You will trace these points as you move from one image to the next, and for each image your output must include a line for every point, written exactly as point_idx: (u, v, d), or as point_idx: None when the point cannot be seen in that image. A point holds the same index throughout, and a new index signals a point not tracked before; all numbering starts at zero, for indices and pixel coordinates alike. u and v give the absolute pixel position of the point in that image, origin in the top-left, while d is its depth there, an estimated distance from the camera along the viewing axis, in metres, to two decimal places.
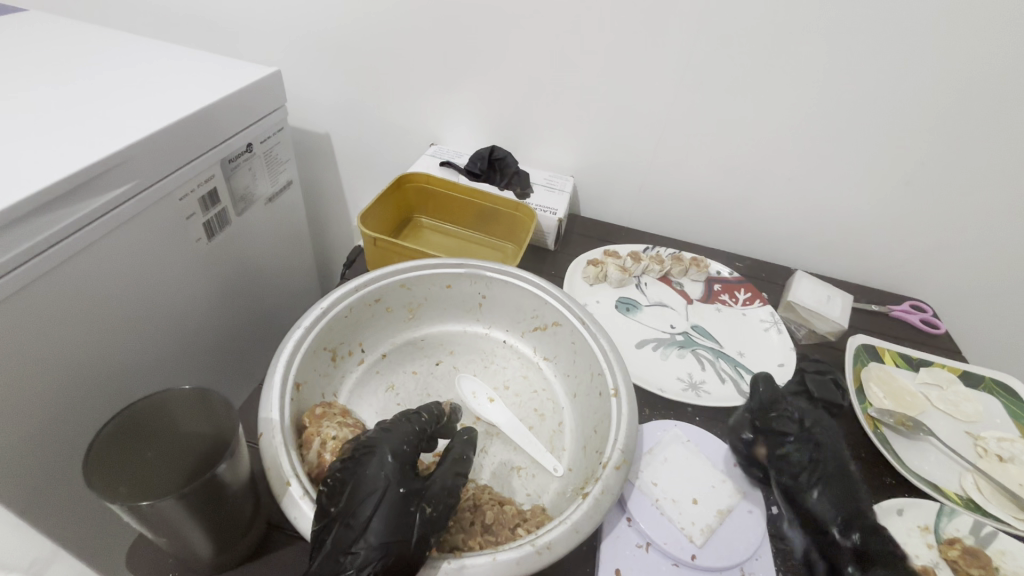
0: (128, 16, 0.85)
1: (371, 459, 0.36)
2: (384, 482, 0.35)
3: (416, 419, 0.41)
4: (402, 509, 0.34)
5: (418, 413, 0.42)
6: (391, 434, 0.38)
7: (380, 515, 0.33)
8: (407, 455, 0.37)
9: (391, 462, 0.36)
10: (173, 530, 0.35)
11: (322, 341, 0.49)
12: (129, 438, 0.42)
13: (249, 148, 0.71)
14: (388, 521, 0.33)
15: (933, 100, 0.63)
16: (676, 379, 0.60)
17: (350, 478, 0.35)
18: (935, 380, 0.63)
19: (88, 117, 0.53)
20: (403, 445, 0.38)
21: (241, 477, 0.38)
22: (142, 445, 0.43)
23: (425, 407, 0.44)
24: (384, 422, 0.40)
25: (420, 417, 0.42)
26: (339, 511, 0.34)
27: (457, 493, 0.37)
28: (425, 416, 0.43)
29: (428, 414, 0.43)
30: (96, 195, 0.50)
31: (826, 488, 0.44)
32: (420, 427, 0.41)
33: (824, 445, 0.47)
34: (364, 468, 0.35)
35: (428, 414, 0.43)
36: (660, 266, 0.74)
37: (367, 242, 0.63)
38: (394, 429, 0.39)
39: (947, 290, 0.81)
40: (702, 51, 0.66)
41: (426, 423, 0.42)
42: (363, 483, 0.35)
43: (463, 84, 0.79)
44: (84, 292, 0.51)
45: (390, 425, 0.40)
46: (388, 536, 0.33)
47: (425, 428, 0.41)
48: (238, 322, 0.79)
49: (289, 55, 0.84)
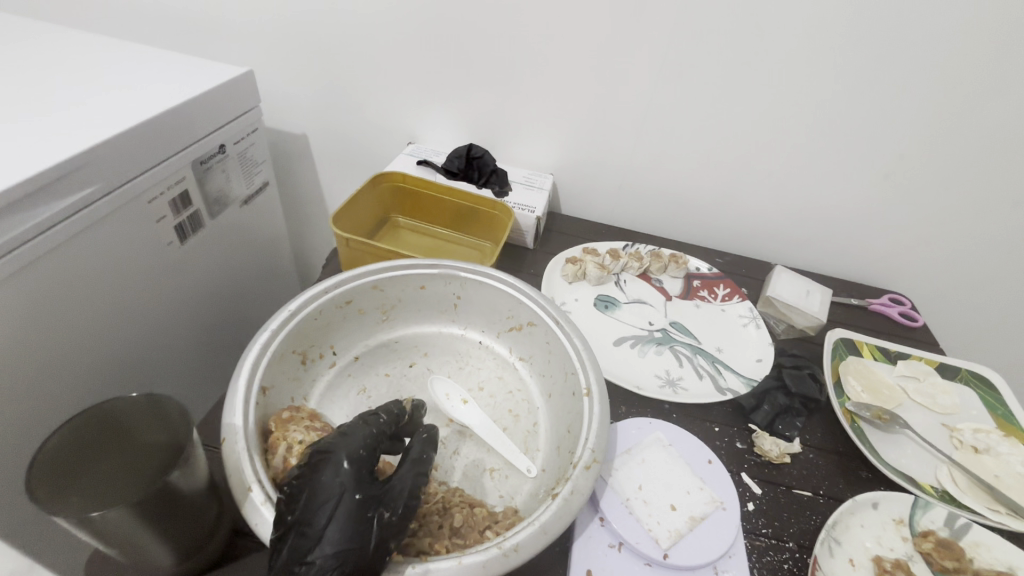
0: (95, 15, 0.83)
1: (327, 465, 0.35)
2: (339, 489, 0.34)
3: (374, 421, 0.40)
4: (357, 517, 0.33)
5: (376, 415, 0.41)
6: (349, 438, 0.37)
7: (338, 519, 0.33)
8: (364, 460, 0.36)
9: (349, 467, 0.35)
10: (127, 542, 0.34)
11: (290, 345, 0.48)
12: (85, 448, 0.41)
13: (222, 149, 0.70)
14: (346, 528, 0.33)
15: (904, 95, 0.63)
16: (654, 376, 0.60)
17: (305, 486, 0.34)
18: (911, 372, 0.63)
19: (46, 120, 0.52)
20: (360, 449, 0.37)
21: (199, 484, 0.36)
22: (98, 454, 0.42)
23: (385, 407, 0.43)
24: (341, 425, 0.39)
25: (379, 419, 0.41)
26: (294, 520, 0.33)
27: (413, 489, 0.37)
28: (384, 417, 0.41)
29: (387, 416, 0.42)
30: (60, 198, 0.49)
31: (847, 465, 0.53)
32: (379, 429, 0.40)
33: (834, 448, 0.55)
34: (319, 476, 0.34)
35: (386, 415, 0.42)
36: (640, 263, 0.73)
37: (340, 243, 0.62)
38: (351, 432, 0.38)
39: (925, 284, 0.82)
40: (675, 48, 0.66)
41: (385, 425, 0.41)
42: (317, 491, 0.34)
43: (438, 80, 0.78)
44: (48, 299, 0.50)
45: (350, 429, 0.39)
46: (347, 543, 0.32)
47: (384, 430, 0.40)
48: (214, 327, 0.78)
49: (263, 55, 0.82)
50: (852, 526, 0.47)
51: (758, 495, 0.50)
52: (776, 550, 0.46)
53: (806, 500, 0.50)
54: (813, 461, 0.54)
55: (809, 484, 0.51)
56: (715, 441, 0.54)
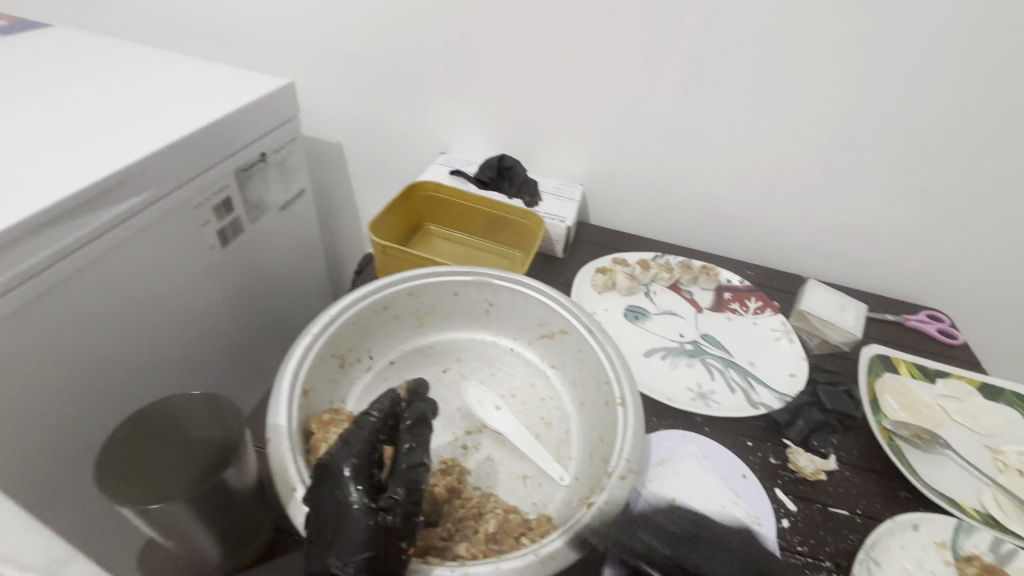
0: (147, 29, 0.88)
1: (327, 478, 0.36)
2: (341, 501, 0.34)
3: (366, 422, 0.39)
4: (365, 523, 0.34)
5: (368, 414, 0.40)
6: (347, 446, 0.37)
7: (348, 528, 0.33)
8: (361, 466, 0.36)
9: (348, 476, 0.35)
10: (181, 533, 0.37)
11: (331, 348, 0.50)
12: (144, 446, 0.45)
13: (263, 157, 0.73)
14: (359, 534, 0.33)
15: (944, 108, 0.63)
16: (685, 389, 0.59)
17: (313, 501, 0.35)
18: (951, 392, 0.62)
19: (104, 128, 0.55)
20: (354, 457, 0.36)
21: (249, 481, 0.39)
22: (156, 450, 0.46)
23: (376, 400, 0.42)
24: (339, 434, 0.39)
25: (371, 417, 0.40)
26: (312, 532, 0.34)
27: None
28: (375, 414, 0.40)
29: (379, 413, 0.40)
30: (117, 204, 0.51)
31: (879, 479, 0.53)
32: (371, 429, 0.39)
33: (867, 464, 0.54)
34: (320, 493, 0.35)
35: (378, 412, 0.41)
36: (670, 274, 0.73)
37: (377, 250, 0.64)
38: (345, 439, 0.38)
39: (965, 301, 0.79)
40: (708, 62, 0.67)
41: (376, 424, 0.40)
42: (322, 506, 0.35)
43: (471, 92, 0.80)
44: (101, 299, 0.53)
45: (347, 435, 0.38)
46: (362, 549, 0.33)
47: (376, 428, 0.39)
48: (251, 330, 0.80)
49: (303, 68, 0.85)
50: (891, 548, 0.46)
51: (793, 512, 0.49)
52: (813, 568, 0.45)
53: (843, 519, 0.49)
54: (849, 479, 0.53)
55: (846, 503, 0.50)
56: (749, 456, 0.53)
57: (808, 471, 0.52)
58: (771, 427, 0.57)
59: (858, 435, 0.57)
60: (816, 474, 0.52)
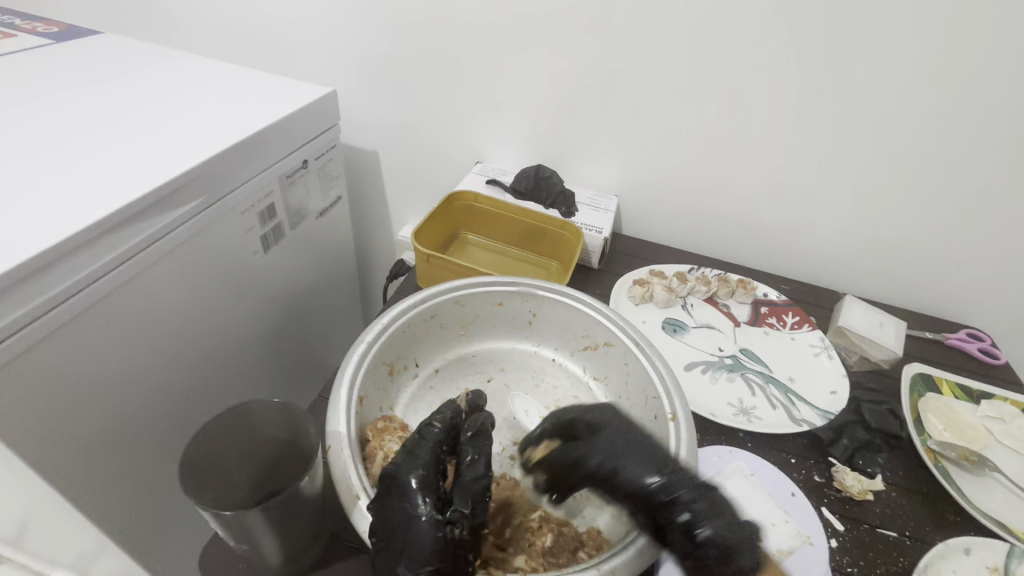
0: (192, 37, 0.90)
1: (394, 489, 0.37)
2: (409, 512, 0.36)
3: (430, 434, 0.41)
4: (432, 534, 0.35)
5: (430, 425, 0.42)
6: (415, 457, 0.39)
7: (417, 538, 0.35)
8: (428, 478, 0.38)
9: (416, 487, 0.36)
10: (253, 539, 0.38)
11: (382, 355, 0.51)
12: (213, 451, 0.47)
13: (305, 164, 0.74)
14: (428, 544, 0.34)
15: (992, 127, 0.62)
16: (727, 404, 0.59)
17: (382, 510, 0.36)
18: (997, 413, 0.61)
19: (158, 137, 0.57)
20: (422, 468, 0.38)
21: (315, 488, 0.40)
22: (226, 453, 0.48)
23: (439, 412, 0.44)
24: (404, 445, 0.40)
25: (434, 429, 0.41)
26: (381, 541, 0.36)
27: (622, 469, 0.42)
28: (438, 426, 0.42)
29: (441, 424, 0.42)
30: (171, 211, 0.53)
31: (928, 501, 0.52)
32: (436, 441, 0.41)
33: (915, 484, 0.54)
34: (388, 503, 0.36)
35: (441, 423, 0.42)
36: (707, 287, 0.73)
37: (420, 259, 0.65)
38: (412, 451, 0.40)
39: (1006, 319, 0.78)
40: (750, 77, 0.67)
41: (440, 436, 0.41)
42: (391, 516, 0.36)
43: (509, 103, 0.81)
44: (154, 303, 0.54)
45: (412, 446, 0.40)
46: (430, 559, 0.34)
47: (440, 440, 0.41)
48: (288, 333, 0.81)
49: (343, 77, 0.87)
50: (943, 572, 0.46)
51: (840, 532, 0.49)
52: None
53: (891, 541, 0.49)
54: (898, 500, 0.52)
55: (894, 524, 0.50)
56: (794, 474, 0.53)
57: (853, 489, 0.51)
58: (815, 445, 0.56)
59: (903, 455, 0.56)
60: (863, 493, 0.51)
